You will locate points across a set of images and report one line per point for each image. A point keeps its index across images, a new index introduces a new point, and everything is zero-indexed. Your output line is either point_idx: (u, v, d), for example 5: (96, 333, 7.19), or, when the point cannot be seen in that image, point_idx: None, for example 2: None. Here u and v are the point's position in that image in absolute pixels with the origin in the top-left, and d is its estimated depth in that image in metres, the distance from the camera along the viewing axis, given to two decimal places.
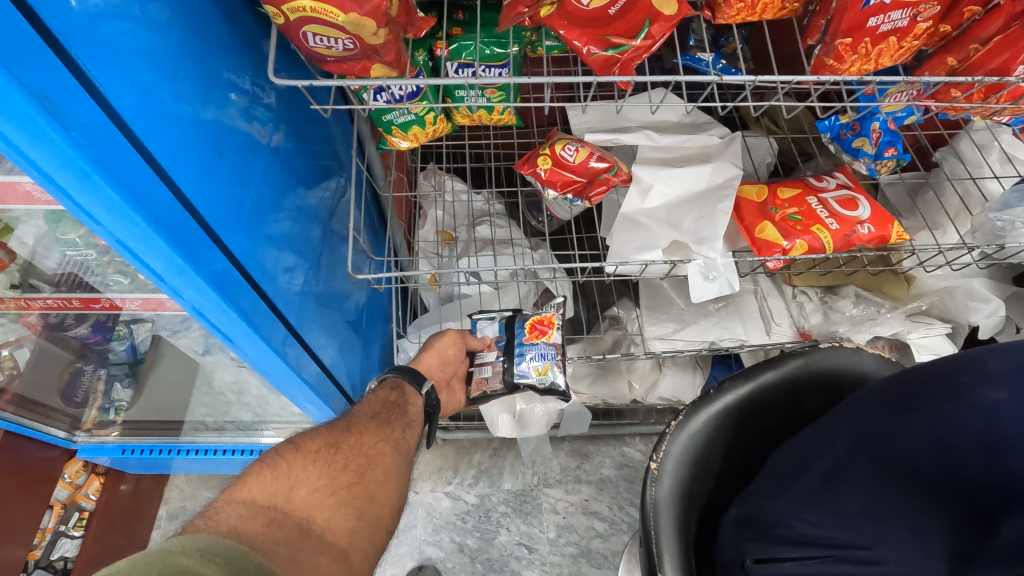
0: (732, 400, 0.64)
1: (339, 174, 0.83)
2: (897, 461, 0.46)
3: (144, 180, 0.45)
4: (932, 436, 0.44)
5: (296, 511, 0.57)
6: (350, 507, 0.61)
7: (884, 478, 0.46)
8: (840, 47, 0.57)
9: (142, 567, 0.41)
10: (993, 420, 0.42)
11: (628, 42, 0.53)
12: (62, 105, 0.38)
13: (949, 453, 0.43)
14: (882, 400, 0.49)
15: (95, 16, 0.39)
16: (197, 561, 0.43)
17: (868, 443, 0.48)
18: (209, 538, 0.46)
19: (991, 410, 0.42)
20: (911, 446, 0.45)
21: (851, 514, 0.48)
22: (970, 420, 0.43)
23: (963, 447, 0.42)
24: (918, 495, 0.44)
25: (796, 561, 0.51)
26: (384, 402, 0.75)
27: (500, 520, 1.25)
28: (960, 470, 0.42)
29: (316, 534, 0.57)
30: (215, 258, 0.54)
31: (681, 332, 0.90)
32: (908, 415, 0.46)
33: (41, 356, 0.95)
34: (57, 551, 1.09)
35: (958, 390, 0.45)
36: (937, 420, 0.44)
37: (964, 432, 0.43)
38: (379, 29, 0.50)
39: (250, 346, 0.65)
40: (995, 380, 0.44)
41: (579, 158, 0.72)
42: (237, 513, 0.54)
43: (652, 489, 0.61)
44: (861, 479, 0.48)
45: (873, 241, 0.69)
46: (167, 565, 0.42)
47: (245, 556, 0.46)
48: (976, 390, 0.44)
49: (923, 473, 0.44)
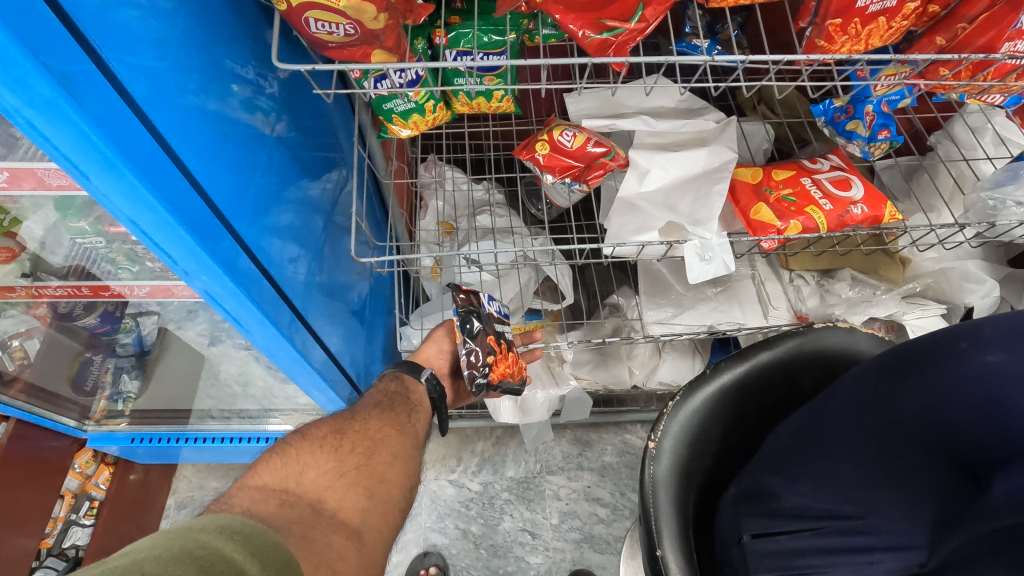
0: (729, 380, 0.66)
1: (341, 165, 0.85)
2: (887, 433, 0.46)
3: (159, 165, 0.47)
4: (927, 401, 0.44)
5: (308, 493, 0.59)
6: (360, 487, 0.63)
7: (874, 449, 0.47)
8: (830, 28, 0.58)
9: (162, 542, 0.42)
10: (991, 383, 0.42)
11: (622, 25, 0.54)
12: (84, 91, 0.39)
13: (943, 416, 0.43)
14: (880, 370, 0.49)
15: (108, 4, 0.41)
16: (216, 538, 0.45)
17: (869, 409, 0.48)
18: (227, 518, 0.48)
19: (988, 373, 0.42)
20: (911, 413, 0.45)
21: (843, 481, 0.49)
22: (967, 382, 0.43)
23: (956, 410, 0.42)
24: (912, 454, 0.44)
25: (791, 532, 0.53)
26: (388, 396, 0.76)
27: (504, 507, 1.26)
28: (955, 431, 0.42)
29: (329, 513, 0.58)
30: (226, 243, 0.56)
31: (679, 316, 0.91)
32: (905, 380, 0.47)
33: (50, 346, 0.96)
34: (69, 539, 1.12)
35: (955, 355, 0.45)
36: (936, 383, 0.45)
37: (960, 398, 0.43)
38: (379, 13, 0.51)
39: (260, 332, 0.67)
40: (992, 343, 0.44)
41: (576, 143, 0.73)
42: (251, 497, 0.56)
43: (650, 468, 0.62)
44: (855, 445, 0.48)
45: (867, 221, 0.71)
46: (186, 540, 0.43)
47: (262, 535, 0.47)
48: (973, 354, 0.44)
49: (917, 437, 0.44)
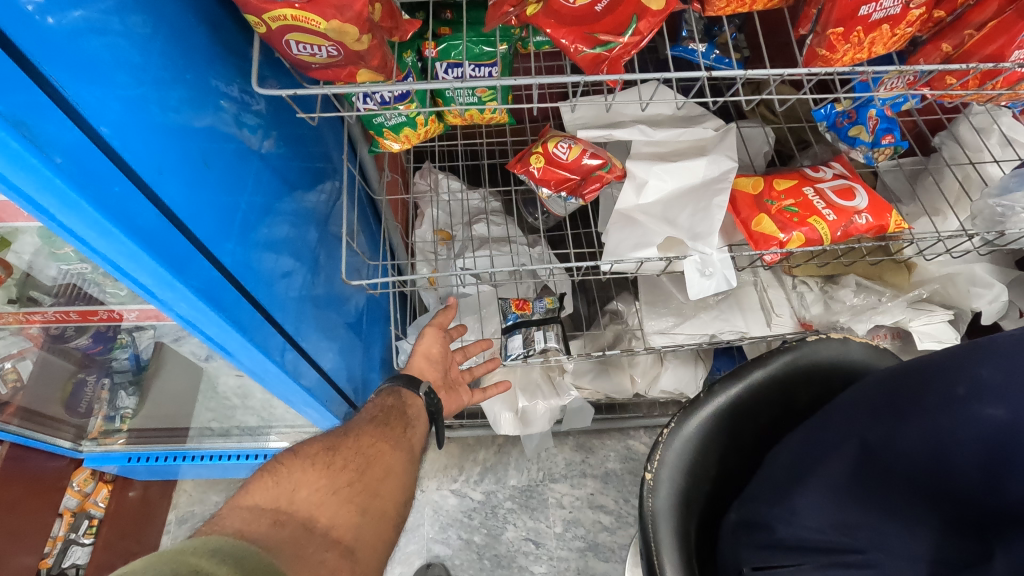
0: (724, 402, 0.64)
1: (334, 177, 0.83)
2: (897, 472, 0.47)
3: (127, 197, 0.45)
4: (927, 440, 0.46)
5: (299, 511, 0.58)
6: (353, 504, 0.62)
7: (882, 492, 0.47)
8: (831, 37, 0.56)
9: (149, 567, 0.41)
10: (991, 435, 0.43)
11: (615, 39, 0.52)
12: (36, 125, 0.38)
13: (943, 462, 0.45)
14: (876, 400, 0.50)
15: (73, 34, 0.39)
16: (205, 561, 0.43)
17: (867, 450, 0.48)
18: (219, 541, 0.47)
19: (988, 427, 0.44)
20: (904, 454, 0.46)
21: (845, 515, 0.48)
22: (968, 434, 0.44)
23: (957, 453, 0.44)
24: (910, 499, 0.46)
25: (791, 566, 0.50)
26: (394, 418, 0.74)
27: (506, 516, 1.25)
28: (953, 479, 0.44)
29: (321, 531, 0.57)
30: (206, 270, 0.54)
31: (680, 326, 0.90)
32: (902, 416, 0.47)
33: (44, 367, 0.96)
34: (69, 558, 1.10)
35: (951, 401, 0.46)
36: (929, 426, 0.46)
37: (959, 445, 0.44)
38: (362, 35, 0.49)
39: (247, 356, 0.65)
40: (992, 395, 0.45)
41: (571, 155, 0.71)
42: (242, 517, 0.55)
43: (649, 500, 0.60)
44: (848, 482, 0.49)
45: (871, 230, 0.69)
46: (174, 565, 0.42)
47: (256, 558, 0.47)
48: (972, 405, 0.45)
49: (916, 480, 0.46)
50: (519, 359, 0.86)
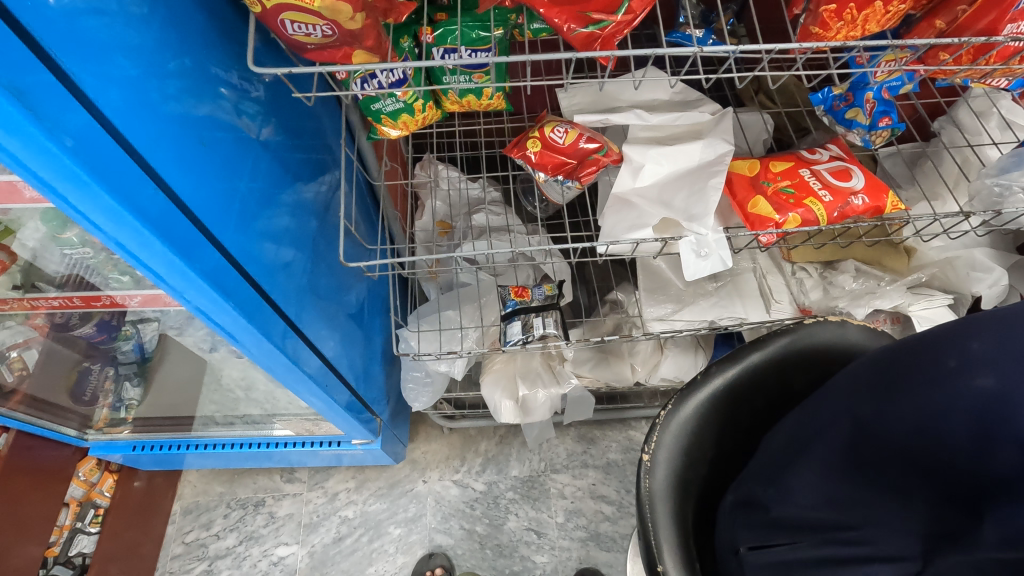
0: (720, 384, 0.64)
1: (334, 167, 0.83)
2: (892, 448, 0.46)
3: (132, 179, 0.46)
4: (919, 415, 0.45)
5: None
6: None
7: (876, 468, 0.48)
8: (825, 14, 0.57)
9: None
10: (981, 406, 0.43)
11: (608, 17, 0.53)
12: (41, 104, 0.38)
13: (933, 434, 0.44)
14: (869, 381, 0.50)
15: (71, 13, 0.40)
16: None
17: (861, 429, 0.49)
18: None
19: (979, 397, 0.43)
20: (896, 430, 0.46)
21: (835, 490, 0.50)
22: (957, 405, 0.44)
23: (948, 426, 0.44)
24: (905, 476, 0.46)
25: (789, 544, 0.52)
26: None
27: (508, 507, 1.26)
28: (945, 451, 0.44)
29: None
30: (212, 255, 0.55)
31: (680, 312, 0.90)
32: (893, 393, 0.47)
33: (49, 356, 0.97)
34: (75, 547, 1.11)
35: (944, 373, 0.45)
36: (921, 400, 0.46)
37: (949, 416, 0.44)
38: (355, 13, 0.50)
39: (252, 343, 0.66)
40: (982, 364, 0.44)
41: (567, 140, 0.73)
42: None
43: (645, 481, 0.60)
44: (843, 460, 0.49)
45: (868, 212, 0.69)
46: None
47: None
48: (963, 378, 0.44)
49: (910, 456, 0.45)
50: (518, 345, 0.86)
